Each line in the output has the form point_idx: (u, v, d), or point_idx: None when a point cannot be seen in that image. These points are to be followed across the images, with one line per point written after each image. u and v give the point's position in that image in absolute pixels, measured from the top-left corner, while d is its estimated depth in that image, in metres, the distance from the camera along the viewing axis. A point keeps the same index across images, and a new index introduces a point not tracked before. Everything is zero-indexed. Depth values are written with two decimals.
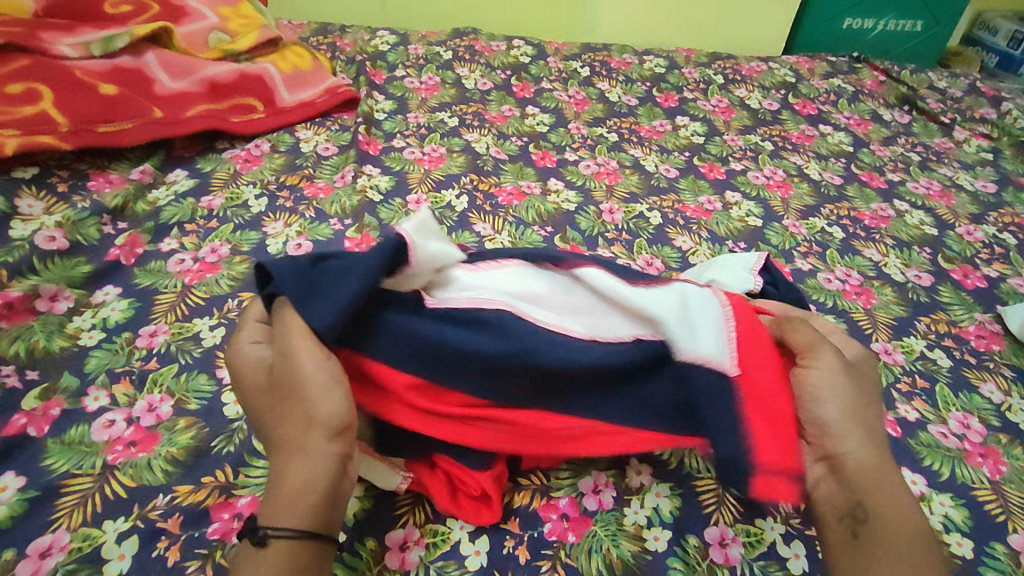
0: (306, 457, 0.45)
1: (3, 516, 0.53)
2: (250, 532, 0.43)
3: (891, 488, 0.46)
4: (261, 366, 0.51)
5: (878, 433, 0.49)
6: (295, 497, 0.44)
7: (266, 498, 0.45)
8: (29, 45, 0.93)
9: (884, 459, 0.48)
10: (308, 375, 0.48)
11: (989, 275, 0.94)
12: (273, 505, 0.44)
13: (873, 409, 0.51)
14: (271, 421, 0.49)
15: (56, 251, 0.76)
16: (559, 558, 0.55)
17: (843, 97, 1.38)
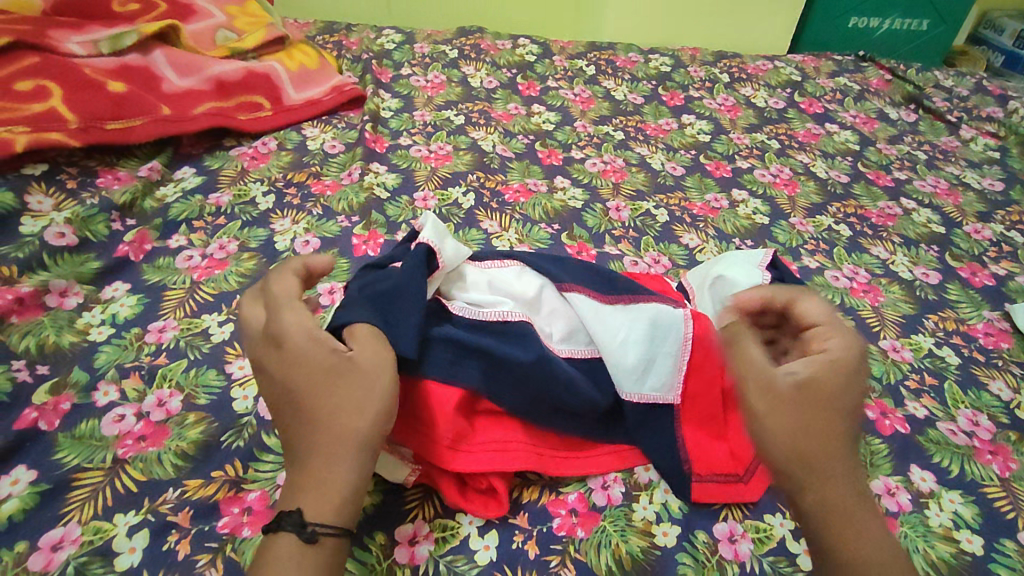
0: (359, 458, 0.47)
1: (15, 509, 0.53)
2: (297, 527, 0.43)
3: (848, 524, 0.45)
4: (314, 344, 0.50)
5: (835, 460, 0.46)
6: (345, 497, 0.45)
7: (308, 490, 0.45)
8: (38, 42, 0.93)
9: (841, 489, 0.46)
10: (379, 376, 0.49)
11: (996, 273, 0.94)
12: (322, 503, 0.45)
13: (833, 429, 0.47)
14: (319, 405, 0.48)
15: (65, 247, 0.76)
16: (568, 553, 0.54)
17: (849, 96, 1.37)
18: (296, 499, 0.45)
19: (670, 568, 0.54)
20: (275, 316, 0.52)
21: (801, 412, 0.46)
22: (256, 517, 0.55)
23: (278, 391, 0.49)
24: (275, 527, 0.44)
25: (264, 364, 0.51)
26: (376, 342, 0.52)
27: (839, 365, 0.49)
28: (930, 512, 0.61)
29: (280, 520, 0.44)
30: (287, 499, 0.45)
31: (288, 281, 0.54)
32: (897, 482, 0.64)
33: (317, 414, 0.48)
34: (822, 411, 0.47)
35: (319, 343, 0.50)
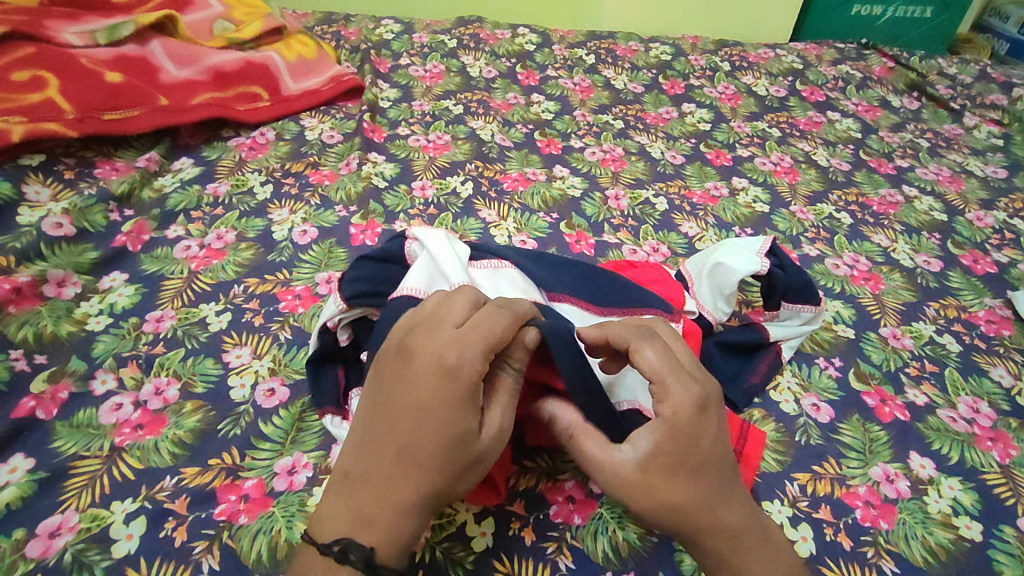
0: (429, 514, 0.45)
1: (13, 496, 0.53)
2: (367, 565, 0.41)
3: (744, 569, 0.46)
4: (468, 400, 0.44)
5: (704, 517, 0.45)
6: (409, 544, 0.44)
7: (384, 527, 0.43)
8: (34, 32, 0.93)
9: (725, 535, 0.46)
10: (489, 455, 0.45)
11: (999, 260, 0.94)
12: (390, 547, 0.43)
13: (693, 488, 0.45)
14: (428, 457, 0.43)
15: (62, 237, 0.76)
16: (564, 539, 0.55)
17: (852, 84, 1.36)
18: (367, 530, 0.43)
19: (667, 554, 0.54)
20: (459, 343, 0.44)
21: (651, 496, 0.45)
22: (253, 505, 0.55)
23: (402, 417, 0.44)
24: (341, 556, 0.42)
25: (409, 381, 0.44)
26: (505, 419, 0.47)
27: (676, 429, 0.45)
28: (929, 499, 0.61)
29: (349, 551, 0.42)
30: (361, 523, 0.43)
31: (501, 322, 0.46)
32: (897, 469, 0.63)
33: (423, 461, 0.43)
34: (677, 489, 0.45)
35: (471, 400, 0.44)
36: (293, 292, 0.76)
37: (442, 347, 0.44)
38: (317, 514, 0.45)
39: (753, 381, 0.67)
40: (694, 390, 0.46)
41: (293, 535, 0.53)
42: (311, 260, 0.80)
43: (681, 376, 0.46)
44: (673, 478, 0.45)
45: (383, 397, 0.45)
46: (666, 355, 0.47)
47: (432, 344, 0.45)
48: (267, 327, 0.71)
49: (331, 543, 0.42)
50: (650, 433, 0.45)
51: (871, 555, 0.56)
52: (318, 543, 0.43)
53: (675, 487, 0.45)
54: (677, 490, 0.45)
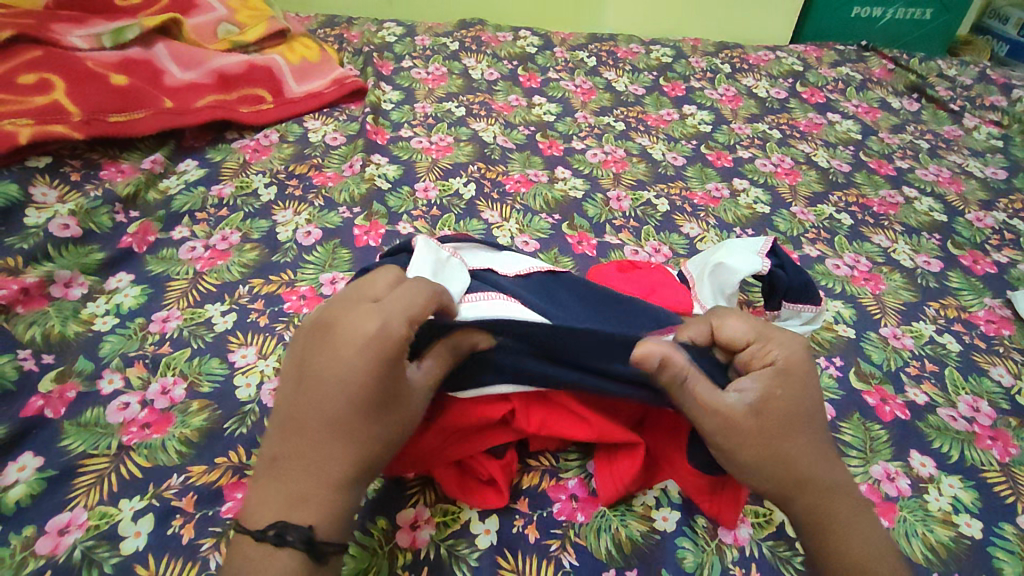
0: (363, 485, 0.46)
1: (23, 494, 0.54)
2: (306, 543, 0.42)
3: (846, 523, 0.48)
4: (394, 365, 0.46)
5: (812, 462, 0.48)
6: (347, 522, 0.45)
7: (318, 504, 0.44)
8: (41, 36, 0.94)
9: (829, 485, 0.49)
10: (414, 415, 0.48)
11: (998, 260, 0.94)
12: (327, 522, 0.44)
13: (804, 430, 0.49)
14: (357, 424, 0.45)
15: (69, 238, 0.77)
16: (568, 537, 0.55)
17: (852, 86, 1.37)
18: (302, 510, 0.44)
19: (669, 551, 0.55)
20: (380, 315, 0.47)
21: (759, 435, 0.48)
22: None
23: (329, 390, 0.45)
24: (278, 538, 0.42)
25: (333, 354, 0.46)
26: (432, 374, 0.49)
27: (785, 369, 0.50)
28: (929, 497, 0.62)
29: (286, 532, 0.42)
30: (294, 503, 0.44)
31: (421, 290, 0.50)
32: (897, 468, 0.64)
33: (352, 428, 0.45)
34: (784, 430, 0.48)
35: (397, 366, 0.46)
36: (298, 292, 0.76)
37: (362, 319, 0.47)
38: (245, 504, 0.45)
39: None
40: (791, 343, 0.52)
41: None
42: (315, 261, 0.81)
43: (776, 331, 0.53)
44: (778, 419, 0.48)
45: (307, 373, 0.47)
46: (752, 319, 0.54)
47: (354, 318, 0.48)
48: (272, 327, 0.71)
49: (266, 528, 0.42)
50: (754, 379, 0.50)
51: None
52: (252, 530, 0.43)
53: (783, 427, 0.48)
54: (785, 437, 0.48)
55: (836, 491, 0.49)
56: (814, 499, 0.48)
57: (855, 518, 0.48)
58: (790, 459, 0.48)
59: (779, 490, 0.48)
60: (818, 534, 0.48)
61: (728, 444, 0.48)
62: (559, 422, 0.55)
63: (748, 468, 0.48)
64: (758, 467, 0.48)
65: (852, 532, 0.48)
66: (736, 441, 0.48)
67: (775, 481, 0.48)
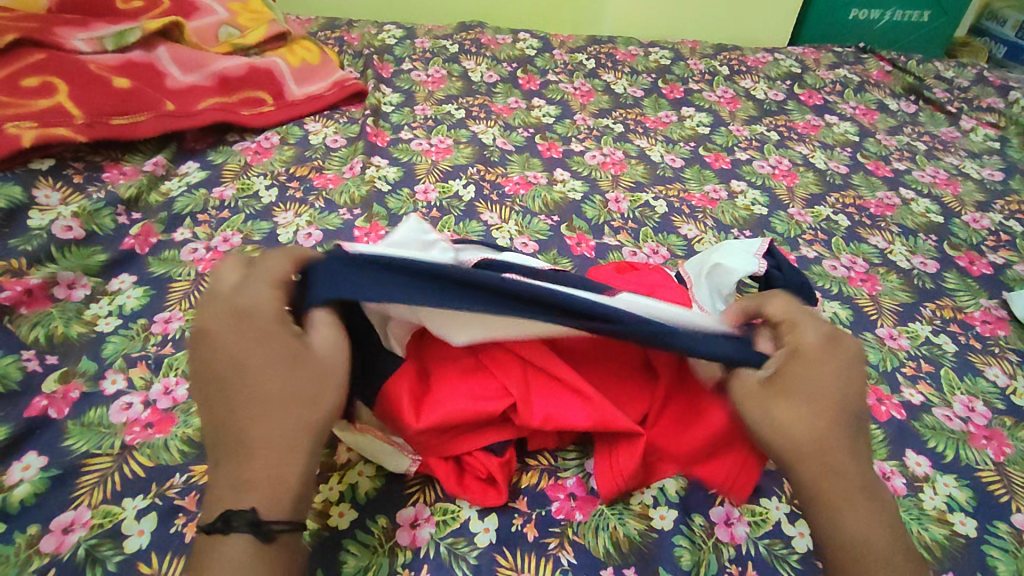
0: (306, 450, 0.47)
1: (27, 493, 0.54)
2: (250, 523, 0.43)
3: (852, 506, 0.47)
4: (275, 333, 0.49)
5: (830, 442, 0.49)
6: (296, 492, 0.45)
7: (257, 485, 0.44)
8: (44, 40, 0.94)
9: (840, 466, 0.48)
10: (323, 369, 0.49)
11: (994, 262, 0.95)
12: (269, 496, 0.44)
13: (824, 411, 0.49)
14: (263, 395, 0.47)
15: (72, 240, 0.77)
16: (567, 535, 0.56)
17: (849, 88, 1.38)
18: (245, 496, 0.44)
19: (667, 550, 0.55)
20: (246, 299, 0.50)
21: (769, 402, 0.50)
22: None
23: (228, 377, 0.47)
24: (224, 525, 0.43)
25: (219, 346, 0.48)
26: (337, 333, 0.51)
27: (807, 351, 0.52)
28: (924, 495, 0.62)
29: (230, 518, 0.43)
30: (234, 492, 0.44)
31: (284, 266, 0.54)
32: (893, 467, 0.64)
33: (261, 400, 0.47)
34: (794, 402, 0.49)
35: (280, 331, 0.49)
36: None
37: (228, 307, 0.50)
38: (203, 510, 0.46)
39: None
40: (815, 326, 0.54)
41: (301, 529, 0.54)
42: None
43: (809, 320, 0.54)
44: (789, 390, 0.50)
45: (203, 374, 0.48)
46: (793, 307, 0.56)
47: (212, 317, 0.50)
48: None
49: (214, 521, 0.43)
50: (776, 357, 0.52)
51: None
52: (204, 526, 0.44)
53: (794, 399, 0.49)
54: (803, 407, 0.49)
55: (847, 475, 0.48)
56: (818, 474, 0.48)
57: (858, 506, 0.48)
58: (800, 430, 0.49)
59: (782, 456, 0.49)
60: (819, 510, 0.48)
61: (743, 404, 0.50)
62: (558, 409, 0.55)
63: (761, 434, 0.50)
64: (770, 431, 0.49)
65: (851, 516, 0.47)
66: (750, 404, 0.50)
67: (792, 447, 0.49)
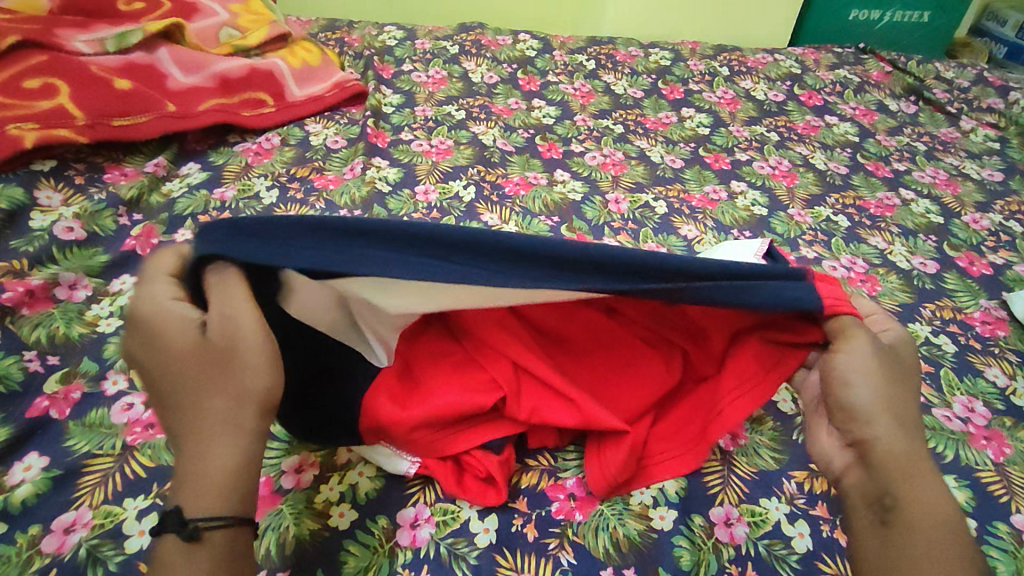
0: (236, 443, 0.44)
1: (28, 493, 0.54)
2: (176, 524, 0.41)
3: (919, 479, 0.46)
4: (177, 328, 0.46)
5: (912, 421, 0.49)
6: (232, 481, 0.43)
7: (188, 482, 0.43)
8: (46, 41, 0.95)
9: (917, 448, 0.48)
10: (236, 348, 0.44)
11: (994, 262, 0.95)
12: (197, 496, 0.42)
13: (909, 394, 0.50)
14: (186, 400, 0.45)
15: (73, 241, 0.78)
16: (566, 535, 0.56)
17: (849, 88, 1.38)
18: (179, 495, 0.43)
19: (667, 550, 0.55)
20: (140, 303, 0.47)
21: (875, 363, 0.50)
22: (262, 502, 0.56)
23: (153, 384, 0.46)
24: (157, 526, 0.42)
25: (136, 357, 0.47)
26: (235, 307, 0.45)
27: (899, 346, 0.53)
28: None
29: (162, 518, 0.42)
30: (174, 491, 0.43)
31: (169, 260, 0.50)
32: None
33: (183, 405, 0.45)
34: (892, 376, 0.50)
35: (180, 325, 0.46)
36: None
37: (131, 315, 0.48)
38: None
39: None
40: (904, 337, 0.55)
41: (302, 530, 0.54)
42: None
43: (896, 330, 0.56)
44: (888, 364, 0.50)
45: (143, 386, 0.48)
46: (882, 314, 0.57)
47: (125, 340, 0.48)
48: None
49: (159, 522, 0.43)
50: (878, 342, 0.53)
51: None
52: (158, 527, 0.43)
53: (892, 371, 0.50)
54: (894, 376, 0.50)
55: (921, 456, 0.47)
56: (900, 436, 0.47)
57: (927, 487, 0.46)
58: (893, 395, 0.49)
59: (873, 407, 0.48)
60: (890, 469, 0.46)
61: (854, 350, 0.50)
62: (549, 405, 0.56)
63: (865, 378, 0.49)
64: (871, 384, 0.49)
65: (920, 493, 0.45)
66: (863, 355, 0.50)
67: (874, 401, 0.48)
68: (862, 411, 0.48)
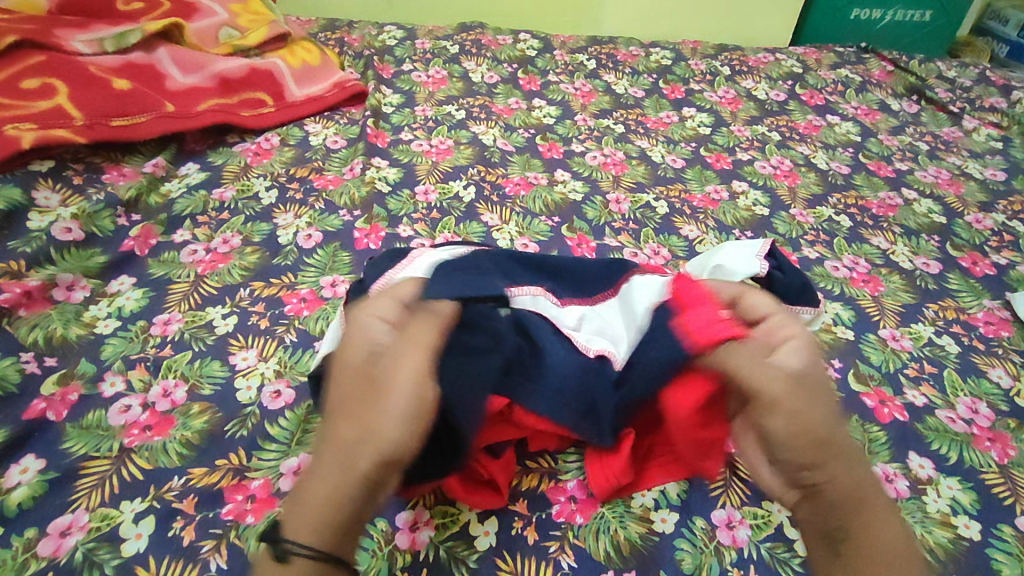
0: (346, 479, 0.46)
1: (25, 496, 0.54)
2: (275, 538, 0.45)
3: (869, 512, 0.49)
4: (366, 355, 0.50)
5: (846, 445, 0.51)
6: (331, 519, 0.45)
7: (303, 501, 0.46)
8: (44, 41, 0.94)
9: (859, 475, 0.50)
10: (391, 396, 0.47)
11: (998, 262, 0.94)
12: (299, 520, 0.45)
13: (834, 414, 0.52)
14: (332, 421, 0.49)
15: (72, 242, 0.77)
16: (567, 538, 0.55)
17: (851, 87, 1.37)
18: (289, 510, 0.46)
19: (668, 553, 0.55)
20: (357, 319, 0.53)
21: (802, 404, 0.50)
22: (260, 505, 0.55)
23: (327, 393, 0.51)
24: (268, 532, 0.46)
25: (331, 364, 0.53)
26: (412, 365, 0.49)
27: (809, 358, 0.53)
28: (928, 498, 0.62)
29: (272, 526, 0.46)
30: (288, 503, 0.47)
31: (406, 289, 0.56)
32: (896, 469, 0.64)
33: (329, 425, 0.49)
34: (815, 404, 0.50)
35: (368, 353, 0.50)
36: (298, 295, 0.77)
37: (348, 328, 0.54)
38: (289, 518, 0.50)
39: None
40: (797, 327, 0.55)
41: None
42: (315, 264, 0.81)
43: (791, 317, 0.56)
44: (809, 391, 0.51)
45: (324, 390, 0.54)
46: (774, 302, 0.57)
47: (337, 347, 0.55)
48: (272, 330, 0.72)
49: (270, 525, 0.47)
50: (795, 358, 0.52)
51: None
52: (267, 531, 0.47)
53: (822, 404, 0.51)
54: (813, 398, 0.51)
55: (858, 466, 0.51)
56: (843, 471, 0.49)
57: (880, 510, 0.50)
58: (831, 436, 0.50)
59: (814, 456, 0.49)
60: (844, 512, 0.49)
61: (786, 397, 0.50)
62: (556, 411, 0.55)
63: (804, 429, 0.49)
64: (808, 436, 0.49)
65: (874, 530, 0.48)
66: (794, 398, 0.50)
67: (805, 451, 0.49)
68: (803, 461, 0.49)
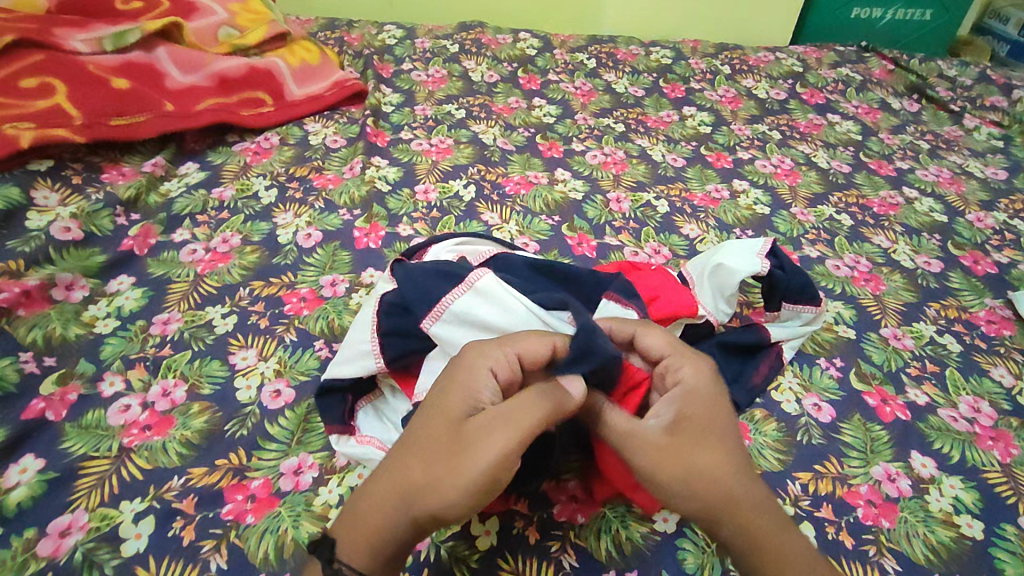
0: (402, 517, 0.42)
1: (24, 496, 0.54)
2: (325, 556, 0.41)
3: (775, 546, 0.43)
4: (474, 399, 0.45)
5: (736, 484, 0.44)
6: (380, 553, 0.42)
7: (360, 524, 0.43)
8: (43, 40, 0.93)
9: (757, 510, 0.44)
10: (481, 453, 0.42)
11: (999, 261, 0.94)
12: (352, 541, 0.42)
13: (719, 453, 0.45)
14: (412, 452, 0.44)
15: (71, 241, 0.77)
16: (568, 538, 0.55)
17: (851, 86, 1.37)
18: (343, 524, 0.43)
19: (670, 553, 0.55)
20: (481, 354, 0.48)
21: (681, 458, 0.44)
22: (260, 505, 0.55)
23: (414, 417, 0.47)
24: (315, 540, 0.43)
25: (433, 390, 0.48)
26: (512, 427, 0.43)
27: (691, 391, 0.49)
28: (930, 497, 0.62)
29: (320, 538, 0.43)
30: (342, 517, 0.44)
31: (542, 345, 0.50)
32: (898, 468, 0.64)
33: (405, 455, 0.44)
34: (693, 448, 0.45)
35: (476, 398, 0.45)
36: (298, 294, 0.76)
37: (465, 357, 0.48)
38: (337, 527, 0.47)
39: (754, 381, 0.68)
40: (703, 365, 0.51)
41: (301, 534, 0.53)
42: (315, 263, 0.81)
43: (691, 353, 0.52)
44: (688, 436, 0.46)
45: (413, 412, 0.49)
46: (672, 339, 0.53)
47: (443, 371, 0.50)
48: (272, 330, 0.72)
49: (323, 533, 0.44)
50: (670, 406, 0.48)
51: (873, 553, 0.56)
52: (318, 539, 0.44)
53: (692, 447, 0.45)
54: (699, 446, 0.45)
55: (761, 502, 0.44)
56: (734, 516, 0.43)
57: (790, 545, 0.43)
58: (702, 483, 0.44)
59: (699, 511, 0.44)
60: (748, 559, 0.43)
61: (650, 456, 0.45)
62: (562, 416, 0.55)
63: (675, 486, 0.44)
64: (683, 491, 0.44)
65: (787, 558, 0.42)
66: (655, 453, 0.45)
67: (686, 503, 0.44)
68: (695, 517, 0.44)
